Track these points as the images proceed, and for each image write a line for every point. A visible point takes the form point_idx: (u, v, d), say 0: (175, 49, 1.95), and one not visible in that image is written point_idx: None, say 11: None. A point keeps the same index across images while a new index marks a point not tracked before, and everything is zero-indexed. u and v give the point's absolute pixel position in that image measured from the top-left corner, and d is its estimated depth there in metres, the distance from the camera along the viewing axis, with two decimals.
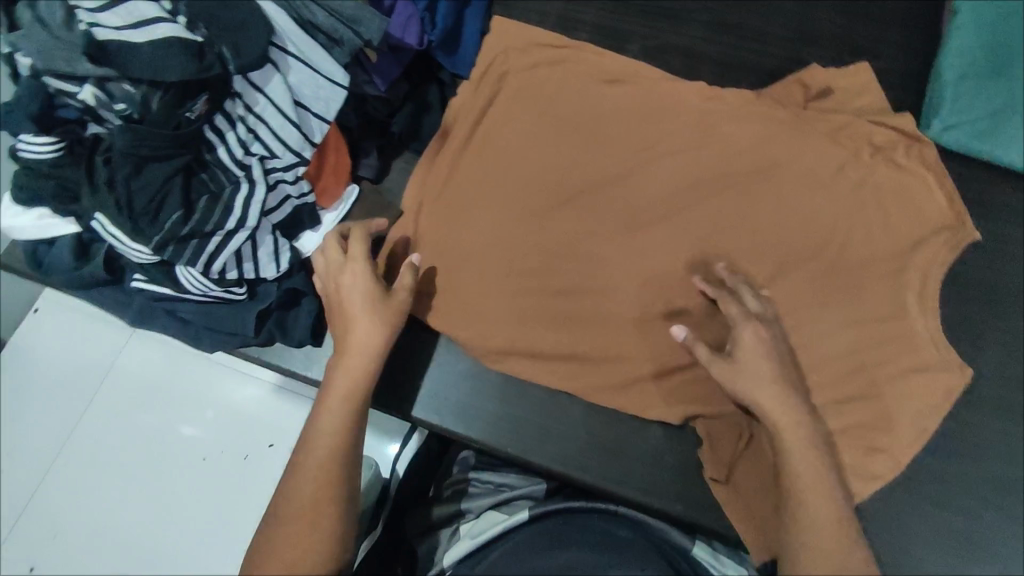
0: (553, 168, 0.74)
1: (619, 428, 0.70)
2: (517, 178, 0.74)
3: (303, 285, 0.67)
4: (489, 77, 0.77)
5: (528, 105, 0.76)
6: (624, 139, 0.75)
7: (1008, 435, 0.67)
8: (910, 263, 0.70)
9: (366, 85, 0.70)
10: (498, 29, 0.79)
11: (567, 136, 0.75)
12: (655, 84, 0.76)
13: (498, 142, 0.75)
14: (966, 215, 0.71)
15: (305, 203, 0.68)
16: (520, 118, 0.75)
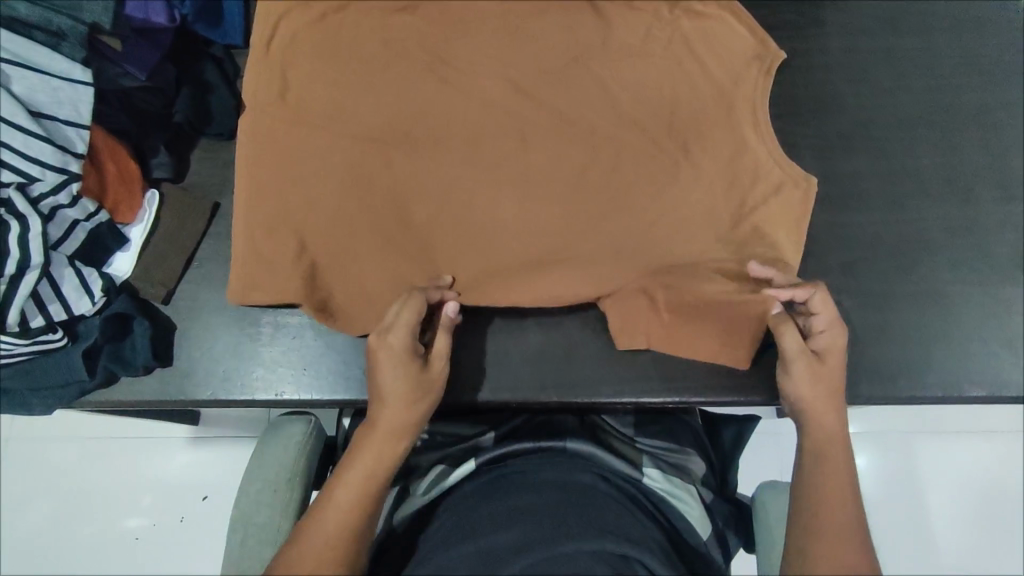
0: (370, 117, 0.65)
1: (524, 333, 0.67)
2: (333, 136, 0.65)
3: (128, 309, 0.61)
4: (277, 33, 0.65)
5: (326, 55, 0.65)
6: (425, 51, 0.66)
7: (893, 222, 0.68)
8: (736, 99, 0.67)
9: (122, 78, 0.64)
10: None
11: (379, 77, 0.66)
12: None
13: (302, 105, 0.65)
14: (769, 37, 0.68)
15: (99, 223, 0.61)
16: (321, 72, 0.65)
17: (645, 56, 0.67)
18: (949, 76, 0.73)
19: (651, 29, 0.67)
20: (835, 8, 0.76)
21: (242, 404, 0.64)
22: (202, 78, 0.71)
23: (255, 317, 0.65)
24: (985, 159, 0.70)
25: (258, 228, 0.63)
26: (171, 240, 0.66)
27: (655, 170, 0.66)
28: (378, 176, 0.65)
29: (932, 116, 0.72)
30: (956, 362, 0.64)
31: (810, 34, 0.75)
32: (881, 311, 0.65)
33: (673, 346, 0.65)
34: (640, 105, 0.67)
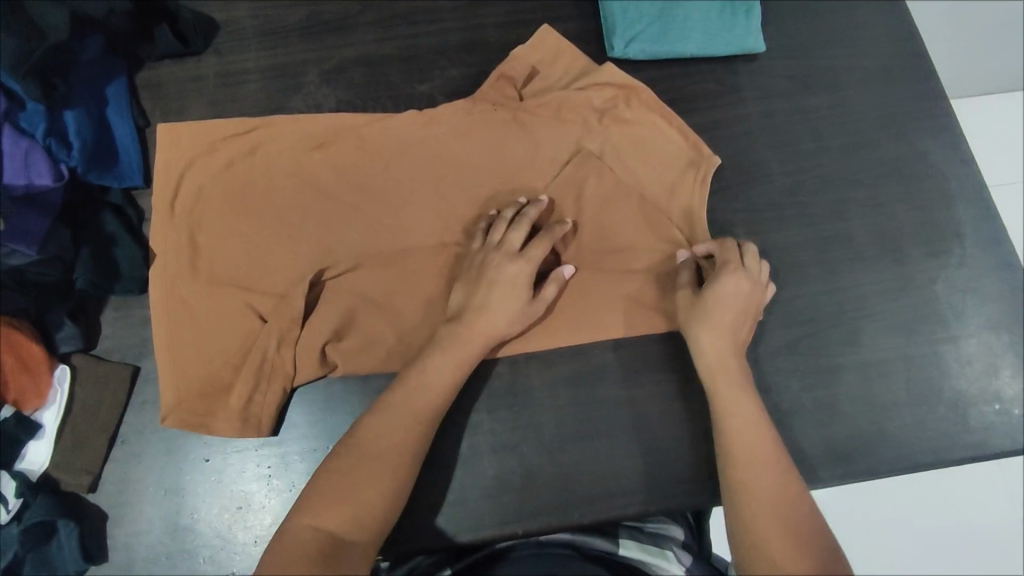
0: (280, 263, 0.65)
1: (484, 465, 0.62)
2: (265, 289, 0.64)
3: (48, 512, 0.57)
4: (180, 197, 0.67)
5: (231, 210, 0.66)
6: (342, 194, 0.67)
7: (831, 292, 0.68)
8: (678, 204, 0.69)
9: (9, 257, 0.59)
10: (169, 137, 0.68)
11: (284, 224, 0.66)
12: (362, 132, 0.69)
13: (212, 263, 0.65)
14: (700, 142, 0.70)
15: (2, 418, 0.58)
16: (228, 228, 0.66)
17: (576, 171, 0.69)
18: (866, 133, 0.74)
19: (582, 141, 0.70)
20: (749, 73, 0.76)
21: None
22: (105, 231, 0.66)
23: (194, 491, 0.61)
24: (909, 215, 0.71)
25: (180, 396, 0.61)
26: (89, 420, 0.61)
27: (600, 278, 0.66)
28: (292, 318, 0.63)
29: (855, 176, 0.73)
30: (906, 429, 0.65)
31: (728, 102, 0.75)
32: (831, 386, 0.65)
33: (644, 458, 0.63)
34: (585, 219, 0.68)
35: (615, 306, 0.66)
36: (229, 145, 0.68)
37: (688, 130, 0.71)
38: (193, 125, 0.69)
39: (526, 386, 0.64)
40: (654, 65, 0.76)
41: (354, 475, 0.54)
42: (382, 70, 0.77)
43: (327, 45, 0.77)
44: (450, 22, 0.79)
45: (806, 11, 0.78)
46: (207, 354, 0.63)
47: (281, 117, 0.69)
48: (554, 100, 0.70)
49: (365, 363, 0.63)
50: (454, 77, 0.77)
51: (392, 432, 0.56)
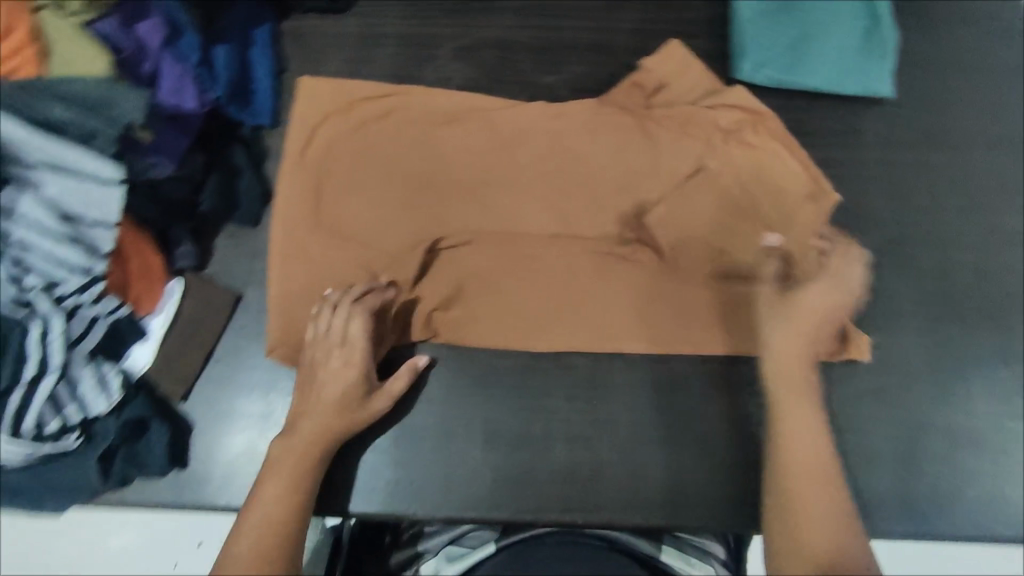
0: (396, 225, 0.68)
1: (553, 451, 0.63)
2: (383, 247, 0.67)
3: (145, 411, 0.60)
4: (311, 145, 0.70)
5: (356, 168, 0.70)
6: (462, 169, 0.70)
7: (927, 346, 0.67)
8: (787, 234, 0.70)
9: (150, 170, 0.61)
10: (307, 89, 0.72)
11: (404, 189, 0.69)
12: (491, 115, 0.72)
13: (332, 213, 0.68)
14: (824, 177, 0.71)
15: (119, 318, 0.60)
16: (352, 184, 0.69)
17: (689, 186, 0.71)
18: (985, 196, 0.73)
19: (704, 157, 0.71)
20: (874, 117, 0.76)
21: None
22: (232, 162, 0.69)
23: (277, 419, 0.64)
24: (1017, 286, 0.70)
25: (285, 334, 0.65)
26: (192, 334, 0.64)
27: (696, 288, 0.69)
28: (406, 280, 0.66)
29: (966, 237, 0.72)
30: (984, 497, 0.64)
31: (849, 142, 0.75)
32: (914, 441, 0.64)
33: (712, 476, 0.63)
34: (690, 234, 0.70)
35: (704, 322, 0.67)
36: (363, 106, 0.72)
37: (811, 163, 0.71)
38: (333, 82, 0.72)
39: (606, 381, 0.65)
40: (779, 95, 0.77)
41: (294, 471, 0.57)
42: (512, 54, 0.79)
43: (464, 23, 0.79)
44: (583, 21, 0.80)
45: (943, 65, 0.77)
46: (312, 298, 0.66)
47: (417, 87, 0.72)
48: (681, 113, 0.72)
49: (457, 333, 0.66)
50: (580, 73, 0.79)
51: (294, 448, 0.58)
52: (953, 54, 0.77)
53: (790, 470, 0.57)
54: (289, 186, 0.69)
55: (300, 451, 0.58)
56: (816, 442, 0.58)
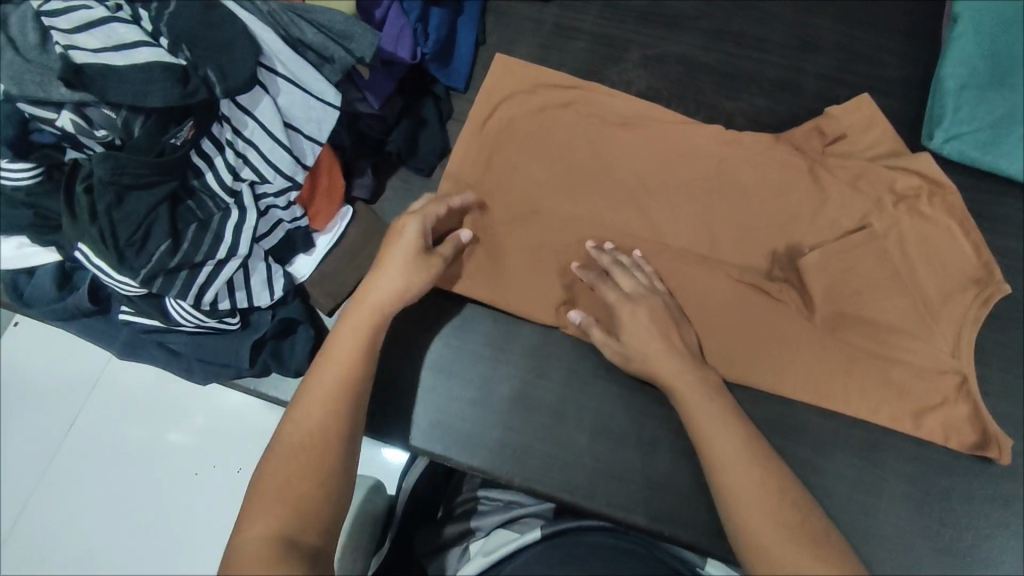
0: (554, 208, 0.71)
1: (651, 457, 0.65)
2: (540, 224, 0.70)
3: (298, 314, 0.66)
4: (493, 120, 0.74)
5: (530, 148, 0.73)
6: (628, 171, 0.72)
7: None
8: (940, 315, 0.68)
9: (359, 103, 0.68)
10: (500, 67, 0.76)
11: (569, 177, 0.72)
12: (667, 127, 0.73)
13: (498, 184, 0.72)
14: (995, 265, 0.68)
15: (298, 227, 0.66)
16: (522, 161, 0.73)
17: (856, 237, 0.69)
18: None
19: (869, 216, 0.70)
20: None
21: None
22: (421, 114, 0.75)
23: (406, 356, 0.69)
24: None
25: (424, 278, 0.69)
26: (351, 257, 0.70)
27: (832, 344, 0.67)
28: (549, 260, 0.70)
29: None
30: None
31: None
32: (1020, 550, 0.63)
33: None
34: (844, 288, 0.68)
35: (832, 375, 0.66)
36: (549, 93, 0.75)
37: (984, 247, 0.69)
38: (525, 65, 0.76)
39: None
40: (962, 172, 0.75)
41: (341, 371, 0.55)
42: (698, 71, 0.80)
43: (657, 34, 0.81)
44: (774, 56, 0.81)
45: None
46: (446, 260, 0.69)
47: (601, 86, 0.75)
48: (856, 168, 0.71)
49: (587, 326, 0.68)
50: (760, 107, 0.79)
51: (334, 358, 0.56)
52: None
53: (714, 458, 0.54)
54: (465, 150, 0.73)
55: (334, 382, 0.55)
56: (728, 436, 0.55)
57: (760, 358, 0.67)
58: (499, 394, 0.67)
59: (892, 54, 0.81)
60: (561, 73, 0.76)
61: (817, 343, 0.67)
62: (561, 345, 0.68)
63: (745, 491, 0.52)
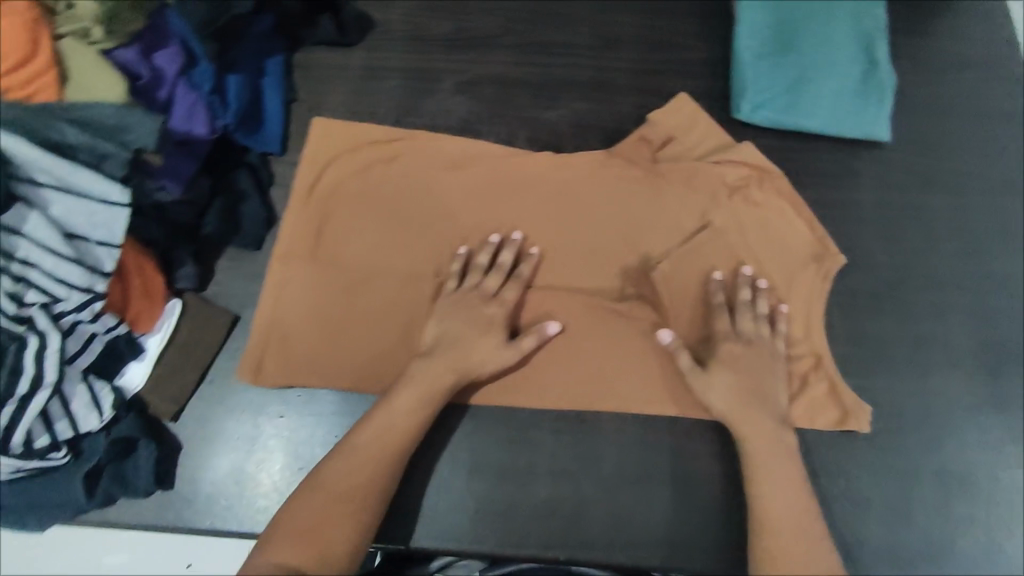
0: (392, 259, 0.69)
1: (534, 484, 0.64)
2: (383, 278, 0.69)
3: (133, 430, 0.61)
4: (318, 186, 0.72)
5: (360, 209, 0.71)
6: (460, 203, 0.71)
7: (919, 393, 0.67)
8: (778, 280, 0.71)
9: (157, 192, 0.64)
10: (318, 131, 0.74)
11: (403, 230, 0.70)
12: (491, 153, 0.73)
13: (330, 253, 0.69)
14: (829, 239, 0.71)
15: (116, 336, 0.61)
16: (352, 223, 0.71)
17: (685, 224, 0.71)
18: (983, 242, 0.73)
19: (698, 200, 0.72)
20: (869, 159, 0.77)
21: (224, 532, 0.62)
22: (237, 187, 0.71)
23: (266, 444, 0.64)
24: (1014, 331, 0.70)
25: (265, 362, 0.66)
26: (187, 353, 0.65)
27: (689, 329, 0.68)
28: (398, 309, 0.68)
29: (962, 281, 0.72)
30: (976, 550, 0.62)
31: (843, 184, 0.76)
32: (905, 488, 0.64)
33: (697, 515, 0.63)
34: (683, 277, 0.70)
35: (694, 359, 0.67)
36: (374, 150, 0.73)
37: (817, 224, 0.72)
38: (344, 126, 0.74)
39: (591, 420, 0.65)
40: (775, 136, 0.78)
41: (367, 461, 0.59)
42: (512, 87, 0.81)
43: (468, 57, 0.82)
44: (583, 58, 0.83)
45: (934, 111, 0.79)
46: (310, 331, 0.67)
47: (424, 134, 0.74)
48: (687, 170, 0.73)
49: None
50: (580, 109, 0.80)
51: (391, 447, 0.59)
52: (942, 100, 0.80)
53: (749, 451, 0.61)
54: (293, 226, 0.70)
55: (365, 467, 0.59)
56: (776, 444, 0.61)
57: (624, 357, 0.67)
58: None
59: (692, 36, 0.84)
60: (380, 127, 0.74)
61: (674, 331, 0.68)
62: None
63: (782, 495, 0.59)
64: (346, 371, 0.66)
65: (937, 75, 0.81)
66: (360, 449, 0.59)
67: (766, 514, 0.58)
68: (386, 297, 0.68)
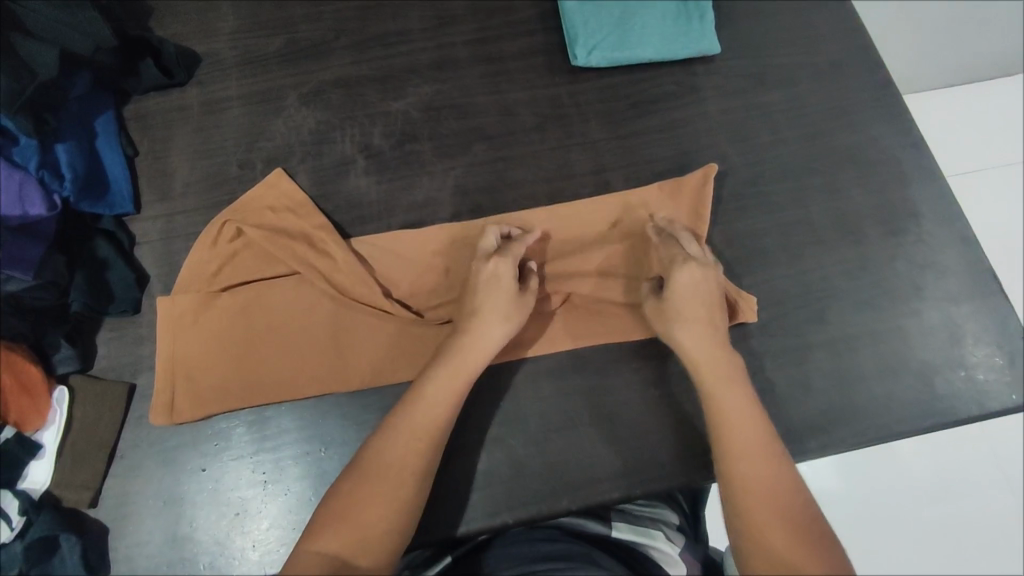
0: (291, 288, 0.69)
1: (472, 458, 0.65)
2: (286, 300, 0.69)
3: (50, 527, 0.59)
4: (223, 233, 0.69)
5: (260, 256, 0.69)
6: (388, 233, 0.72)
7: (796, 272, 0.72)
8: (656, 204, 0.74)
9: (7, 283, 0.61)
10: (274, 180, 0.73)
11: (303, 271, 0.68)
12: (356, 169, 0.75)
13: (228, 285, 0.69)
14: (710, 171, 0.73)
15: (4, 440, 0.60)
16: (256, 270, 0.69)
17: (597, 201, 0.74)
18: (825, 124, 0.78)
19: (563, 161, 0.77)
20: (707, 73, 0.81)
21: None
22: (97, 256, 0.69)
23: (199, 499, 0.63)
24: (866, 197, 0.75)
25: (173, 398, 0.65)
26: (88, 436, 0.63)
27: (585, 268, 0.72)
28: (302, 322, 0.68)
29: (814, 163, 0.76)
30: (879, 400, 0.68)
31: (688, 102, 0.80)
32: (801, 364, 0.68)
33: (627, 441, 0.66)
34: (578, 232, 0.73)
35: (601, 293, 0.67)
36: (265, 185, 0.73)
37: (705, 175, 0.73)
38: (268, 188, 0.73)
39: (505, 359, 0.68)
40: (616, 74, 0.81)
41: (399, 475, 0.57)
42: (357, 85, 0.79)
43: (306, 67, 0.80)
44: (419, 39, 0.82)
45: (756, 14, 0.83)
46: (230, 372, 0.66)
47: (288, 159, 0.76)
48: (543, 148, 0.77)
49: (365, 352, 0.68)
50: (427, 92, 0.79)
51: (395, 461, 0.57)
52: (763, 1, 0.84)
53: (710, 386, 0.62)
54: (191, 266, 0.69)
55: (394, 476, 0.57)
56: (783, 476, 0.57)
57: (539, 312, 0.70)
58: (303, 483, 0.64)
59: None
60: (279, 172, 0.73)
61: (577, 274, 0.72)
62: (349, 401, 0.67)
63: (743, 431, 0.59)
64: (253, 418, 0.66)
65: None
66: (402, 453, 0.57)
67: (731, 432, 0.59)
68: (291, 315, 0.68)
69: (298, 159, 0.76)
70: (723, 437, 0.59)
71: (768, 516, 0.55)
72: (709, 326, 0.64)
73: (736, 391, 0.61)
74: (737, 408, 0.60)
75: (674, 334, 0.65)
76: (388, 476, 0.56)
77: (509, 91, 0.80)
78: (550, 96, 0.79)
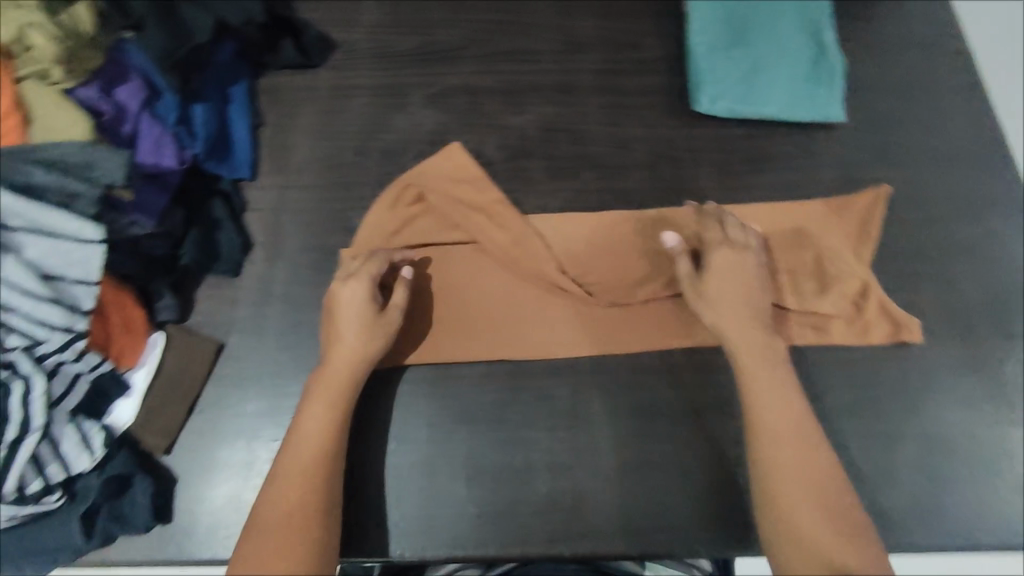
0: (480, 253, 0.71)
1: (539, 482, 0.64)
2: (487, 259, 0.71)
3: (125, 467, 0.61)
4: (405, 194, 0.73)
5: (441, 221, 0.72)
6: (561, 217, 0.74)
7: (898, 357, 0.69)
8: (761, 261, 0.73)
9: (131, 226, 0.64)
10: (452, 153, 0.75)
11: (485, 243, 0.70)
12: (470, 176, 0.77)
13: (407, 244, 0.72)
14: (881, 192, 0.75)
15: (101, 374, 0.61)
16: (433, 236, 0.72)
17: (762, 212, 0.75)
18: (944, 211, 0.76)
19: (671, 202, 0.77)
20: (828, 140, 0.80)
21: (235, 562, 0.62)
22: (212, 215, 0.72)
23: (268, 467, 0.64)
24: (979, 293, 0.72)
25: None
26: (173, 386, 0.65)
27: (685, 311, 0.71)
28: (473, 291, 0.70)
29: (927, 249, 0.74)
30: (967, 507, 0.64)
31: (806, 166, 0.79)
32: (889, 453, 0.66)
33: (698, 497, 0.64)
34: None
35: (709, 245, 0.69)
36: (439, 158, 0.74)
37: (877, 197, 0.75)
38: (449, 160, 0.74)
39: (605, 381, 0.67)
40: (735, 126, 0.80)
41: (295, 514, 0.55)
42: (480, 95, 0.81)
43: (434, 69, 0.82)
44: (546, 60, 0.83)
45: (887, 89, 0.82)
46: (402, 341, 0.68)
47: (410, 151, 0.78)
48: (653, 185, 0.77)
49: (568, 318, 0.69)
50: (547, 112, 0.81)
51: (291, 497, 0.56)
52: (896, 77, 0.83)
53: (747, 384, 0.62)
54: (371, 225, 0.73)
55: (286, 512, 0.55)
56: (823, 467, 0.58)
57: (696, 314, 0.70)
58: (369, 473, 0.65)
59: (652, 34, 0.85)
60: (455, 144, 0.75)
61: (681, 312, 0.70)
62: (426, 402, 0.67)
63: (774, 423, 0.60)
64: None
65: (888, 53, 0.84)
66: (296, 481, 0.57)
67: (758, 427, 0.60)
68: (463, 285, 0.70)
69: (414, 156, 0.78)
70: (758, 428, 0.60)
71: (803, 514, 0.55)
72: (749, 308, 0.66)
73: (759, 380, 0.62)
74: (778, 402, 0.61)
75: (709, 316, 0.66)
76: (292, 512, 0.55)
77: (627, 125, 0.80)
78: (667, 137, 0.80)
